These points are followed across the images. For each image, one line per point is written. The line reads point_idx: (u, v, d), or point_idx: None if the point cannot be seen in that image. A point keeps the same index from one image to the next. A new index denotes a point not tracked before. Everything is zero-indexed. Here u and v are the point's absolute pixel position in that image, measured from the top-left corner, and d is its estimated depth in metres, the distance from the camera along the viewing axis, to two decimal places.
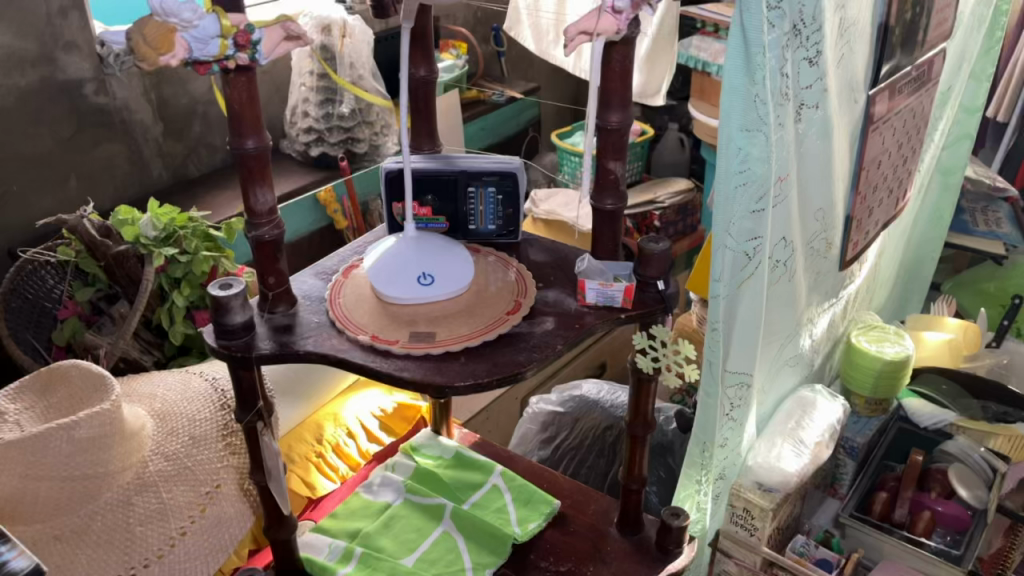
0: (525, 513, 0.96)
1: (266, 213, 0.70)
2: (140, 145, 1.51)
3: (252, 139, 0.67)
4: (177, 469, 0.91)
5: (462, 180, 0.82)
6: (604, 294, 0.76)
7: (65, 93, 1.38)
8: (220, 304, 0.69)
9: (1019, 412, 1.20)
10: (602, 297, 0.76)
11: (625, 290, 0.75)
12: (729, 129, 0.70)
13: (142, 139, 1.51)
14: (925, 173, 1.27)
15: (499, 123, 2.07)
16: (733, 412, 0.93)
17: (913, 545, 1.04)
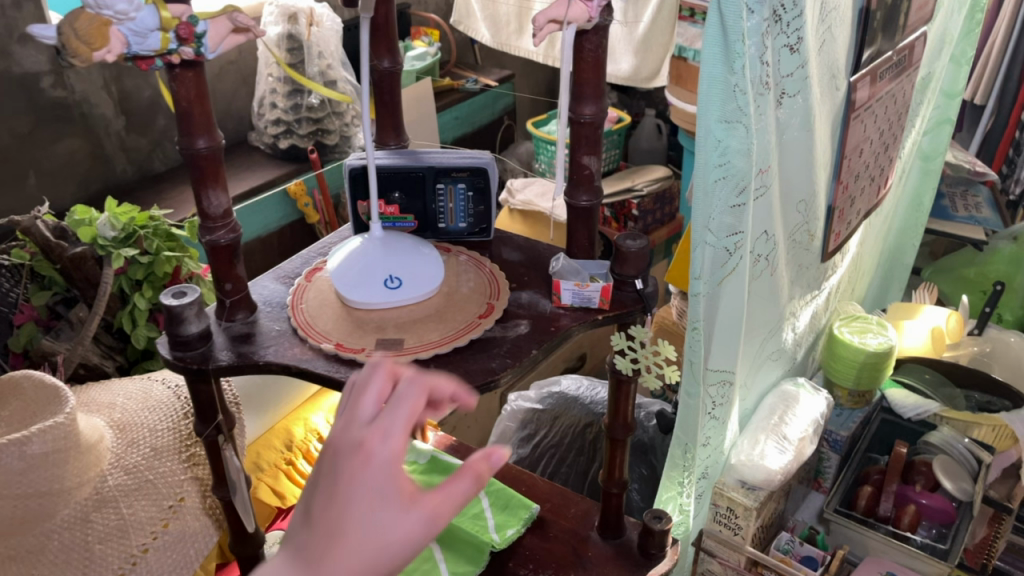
0: (504, 519, 0.93)
1: (220, 216, 0.66)
2: (102, 139, 1.46)
3: (203, 138, 0.63)
4: (138, 482, 0.87)
5: (431, 176, 0.78)
6: (580, 295, 0.73)
7: (21, 87, 1.32)
8: (174, 314, 0.65)
9: (1002, 402, 1.17)
10: (579, 298, 0.72)
11: (603, 289, 0.72)
12: (709, 121, 0.67)
13: (104, 133, 1.46)
14: (906, 159, 1.25)
15: (475, 112, 2.02)
16: (715, 410, 0.90)
17: (899, 540, 1.03)
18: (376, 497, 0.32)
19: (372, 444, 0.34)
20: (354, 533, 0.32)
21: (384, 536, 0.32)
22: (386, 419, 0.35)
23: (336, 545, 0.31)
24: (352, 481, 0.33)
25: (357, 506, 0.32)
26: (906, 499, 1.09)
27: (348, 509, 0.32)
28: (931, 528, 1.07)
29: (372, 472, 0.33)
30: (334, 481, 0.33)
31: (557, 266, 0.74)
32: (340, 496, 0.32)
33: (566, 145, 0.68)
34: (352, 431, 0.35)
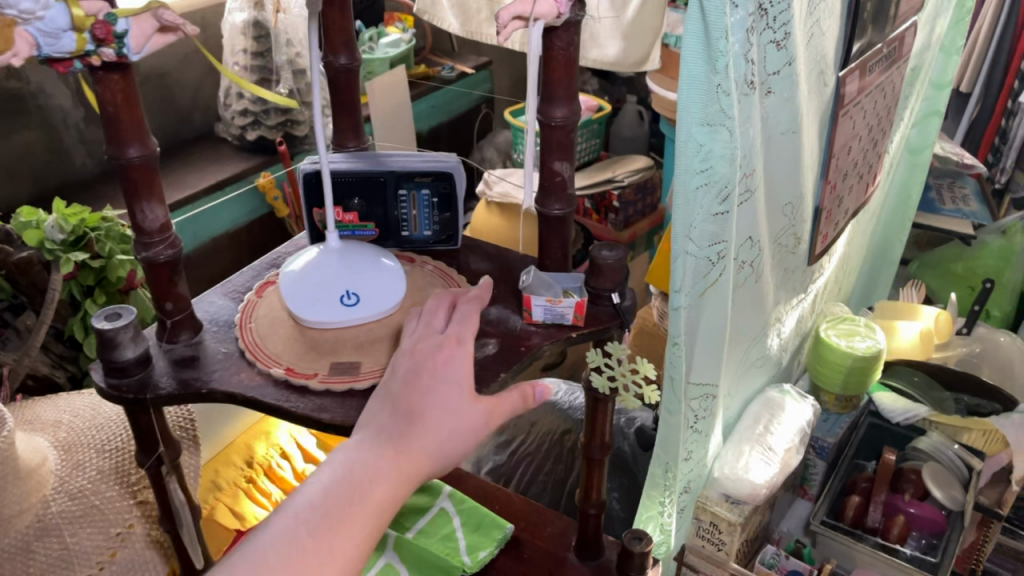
0: (476, 540, 0.87)
1: (156, 230, 0.60)
2: (60, 132, 1.38)
3: (135, 146, 0.57)
4: (83, 508, 0.82)
5: (392, 181, 0.72)
6: (552, 311, 0.67)
7: None
8: (106, 339, 0.60)
9: (992, 405, 1.14)
10: (551, 314, 0.67)
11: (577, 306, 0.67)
12: (690, 125, 0.62)
13: (62, 126, 1.38)
14: (895, 153, 1.20)
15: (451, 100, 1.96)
16: (697, 424, 0.85)
17: (887, 553, 0.99)
18: (456, 397, 0.48)
19: (451, 358, 0.50)
20: (439, 413, 0.47)
21: (461, 418, 0.47)
22: (455, 341, 0.51)
23: (428, 421, 0.46)
24: (440, 382, 0.48)
25: (444, 398, 0.48)
26: (895, 508, 1.06)
27: (440, 399, 0.48)
28: (920, 537, 1.03)
29: (452, 374, 0.49)
30: (424, 379, 0.49)
31: (527, 282, 0.69)
32: (428, 390, 0.48)
33: (535, 151, 0.63)
34: (428, 347, 0.51)
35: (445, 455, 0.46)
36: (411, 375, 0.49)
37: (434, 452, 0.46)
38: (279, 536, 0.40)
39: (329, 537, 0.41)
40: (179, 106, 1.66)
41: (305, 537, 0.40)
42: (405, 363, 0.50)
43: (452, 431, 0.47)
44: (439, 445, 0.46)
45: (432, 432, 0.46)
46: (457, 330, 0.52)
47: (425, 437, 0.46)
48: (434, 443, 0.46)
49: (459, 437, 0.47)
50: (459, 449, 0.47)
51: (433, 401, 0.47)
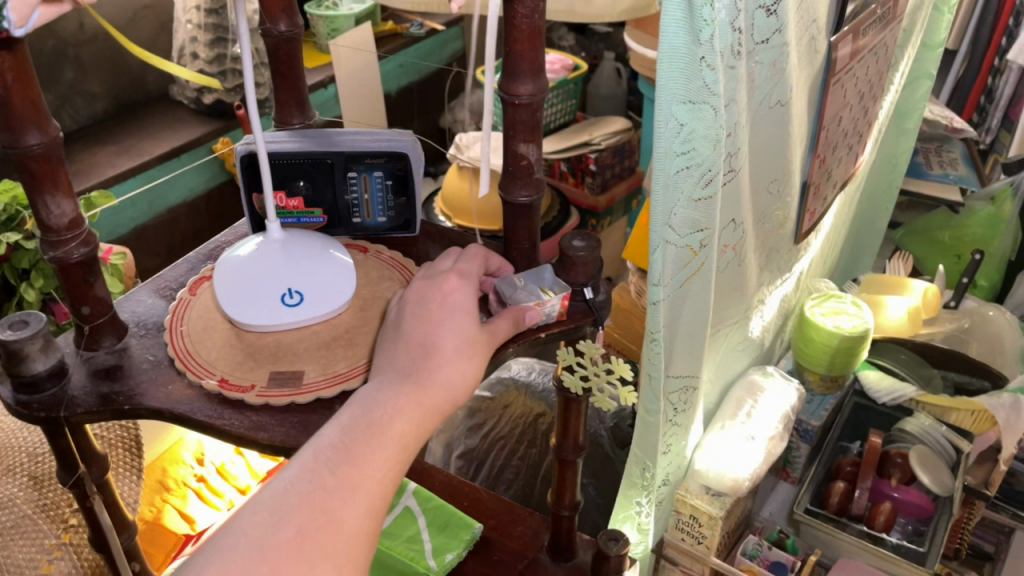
0: (442, 541, 0.82)
1: (65, 227, 0.53)
2: None
3: (34, 134, 0.49)
4: (14, 520, 0.76)
5: (340, 164, 0.65)
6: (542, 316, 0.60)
7: None
8: (12, 352, 0.53)
9: (981, 382, 1.10)
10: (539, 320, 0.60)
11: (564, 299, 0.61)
12: (671, 103, 0.55)
13: None
14: (884, 120, 1.14)
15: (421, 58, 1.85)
16: (676, 417, 0.80)
17: (873, 542, 0.95)
18: (466, 334, 0.50)
19: (456, 295, 0.52)
20: (455, 347, 0.49)
21: (471, 354, 0.49)
22: (462, 281, 0.54)
23: (442, 357, 0.48)
24: (447, 319, 0.50)
25: (455, 336, 0.49)
26: (881, 494, 1.01)
27: (452, 337, 0.49)
28: (907, 524, 1.00)
29: (458, 307, 0.51)
30: (436, 319, 0.50)
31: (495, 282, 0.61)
32: (438, 329, 0.50)
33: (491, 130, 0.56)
34: (432, 287, 0.53)
35: (464, 391, 0.48)
36: (419, 312, 0.51)
37: (452, 386, 0.47)
38: (308, 468, 0.42)
39: (356, 467, 0.42)
40: (128, 70, 1.55)
41: (326, 472, 0.42)
42: (411, 305, 0.52)
43: (467, 365, 0.48)
44: (458, 381, 0.48)
45: (445, 366, 0.48)
46: (461, 267, 0.55)
47: (443, 369, 0.47)
48: (450, 378, 0.47)
49: (473, 367, 0.49)
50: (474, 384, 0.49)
51: (445, 334, 0.49)
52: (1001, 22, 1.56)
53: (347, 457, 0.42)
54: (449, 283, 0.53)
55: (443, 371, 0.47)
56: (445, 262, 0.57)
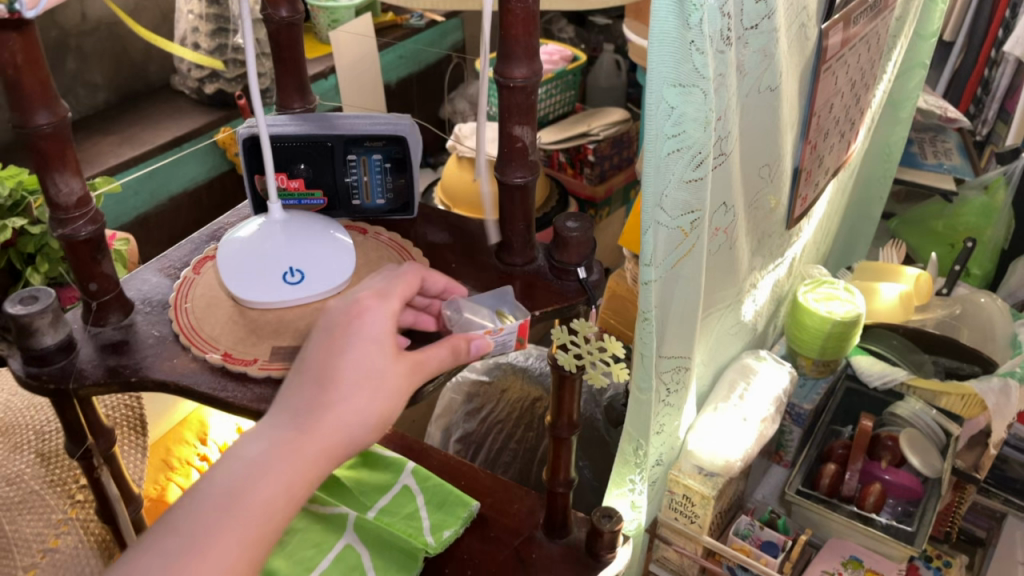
0: (440, 518, 0.84)
1: (74, 205, 0.55)
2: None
3: (43, 114, 0.51)
4: (21, 495, 0.78)
5: (340, 146, 0.67)
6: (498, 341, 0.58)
7: None
8: (23, 326, 0.54)
9: (971, 367, 1.12)
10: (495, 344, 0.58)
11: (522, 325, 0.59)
12: (661, 86, 0.57)
13: None
14: (877, 108, 1.15)
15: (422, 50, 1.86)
16: (669, 397, 0.82)
17: (862, 522, 0.97)
18: (370, 370, 0.47)
19: (369, 321, 0.49)
20: (353, 382, 0.46)
21: (375, 390, 0.47)
22: (380, 302, 0.50)
23: (335, 400, 0.46)
24: (351, 353, 0.47)
25: (355, 372, 0.47)
26: (871, 476, 1.03)
27: (351, 375, 0.47)
28: (896, 505, 1.01)
29: (368, 333, 0.48)
30: (338, 350, 0.47)
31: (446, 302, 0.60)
32: (338, 365, 0.47)
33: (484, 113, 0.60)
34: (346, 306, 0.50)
35: (358, 433, 0.46)
36: (324, 338, 0.48)
37: (343, 432, 0.46)
38: (157, 548, 0.42)
39: (205, 547, 0.42)
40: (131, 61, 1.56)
41: (175, 554, 0.42)
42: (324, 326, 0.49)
43: (364, 406, 0.46)
44: (349, 426, 0.46)
45: (336, 409, 0.46)
46: (384, 284, 0.52)
47: (330, 417, 0.45)
48: (336, 427, 0.45)
49: (376, 401, 0.47)
50: (375, 420, 0.47)
51: (345, 366, 0.47)
52: (998, 14, 1.56)
53: (212, 522, 0.43)
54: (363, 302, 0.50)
55: (333, 420, 0.46)
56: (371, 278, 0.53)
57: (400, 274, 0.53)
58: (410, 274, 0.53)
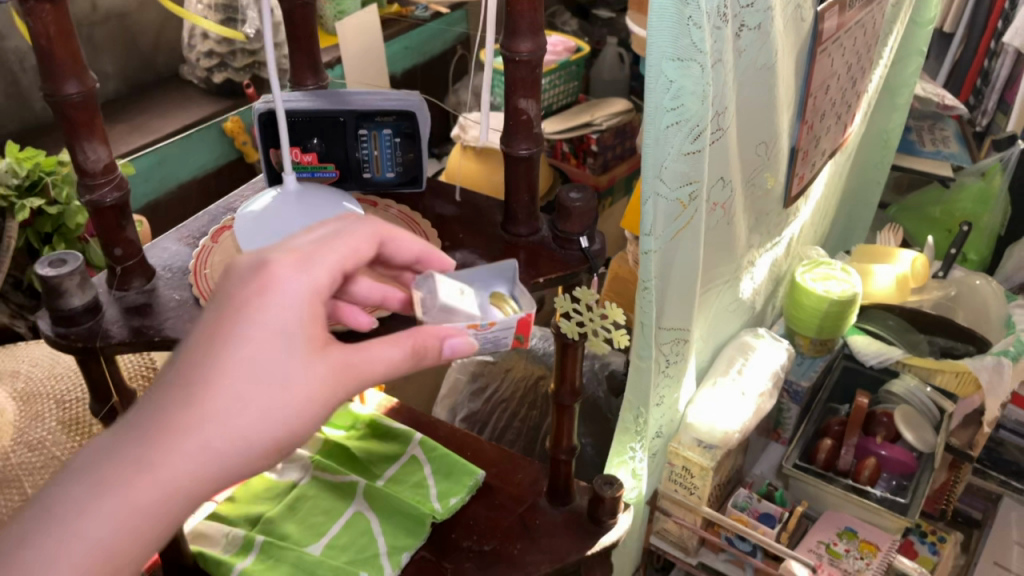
0: (447, 486, 0.87)
1: (100, 171, 0.57)
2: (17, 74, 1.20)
3: (73, 83, 0.54)
4: (43, 460, 0.82)
5: (351, 121, 0.69)
6: (492, 336, 0.54)
7: None
8: (52, 286, 0.57)
9: (966, 347, 1.14)
10: (488, 339, 0.53)
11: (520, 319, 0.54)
12: (660, 60, 0.60)
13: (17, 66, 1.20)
14: (873, 93, 1.18)
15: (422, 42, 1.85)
16: (669, 368, 0.84)
17: (858, 495, 1.00)
18: (273, 375, 0.39)
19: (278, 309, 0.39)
20: (245, 387, 0.38)
21: (278, 401, 0.39)
22: (295, 276, 0.41)
23: (218, 417, 0.38)
24: (249, 354, 0.39)
25: (251, 379, 0.38)
26: (866, 451, 1.06)
27: (243, 383, 0.38)
28: (891, 479, 1.04)
29: (276, 324, 0.39)
30: (228, 347, 0.38)
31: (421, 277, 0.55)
32: (226, 363, 0.38)
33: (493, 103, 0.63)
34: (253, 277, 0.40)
35: (247, 452, 0.39)
36: (221, 317, 0.39)
37: (228, 452, 0.38)
38: None
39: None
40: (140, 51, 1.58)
41: None
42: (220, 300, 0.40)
43: (260, 422, 0.39)
44: (235, 445, 0.38)
45: (215, 416, 0.37)
46: (315, 251, 0.43)
47: (201, 429, 0.37)
48: (211, 441, 0.37)
49: (274, 413, 0.39)
50: (273, 436, 0.39)
51: (235, 366, 0.38)
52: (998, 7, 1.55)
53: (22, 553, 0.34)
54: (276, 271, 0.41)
55: (210, 441, 0.37)
56: (303, 237, 0.44)
57: (344, 238, 0.45)
58: (356, 240, 0.45)
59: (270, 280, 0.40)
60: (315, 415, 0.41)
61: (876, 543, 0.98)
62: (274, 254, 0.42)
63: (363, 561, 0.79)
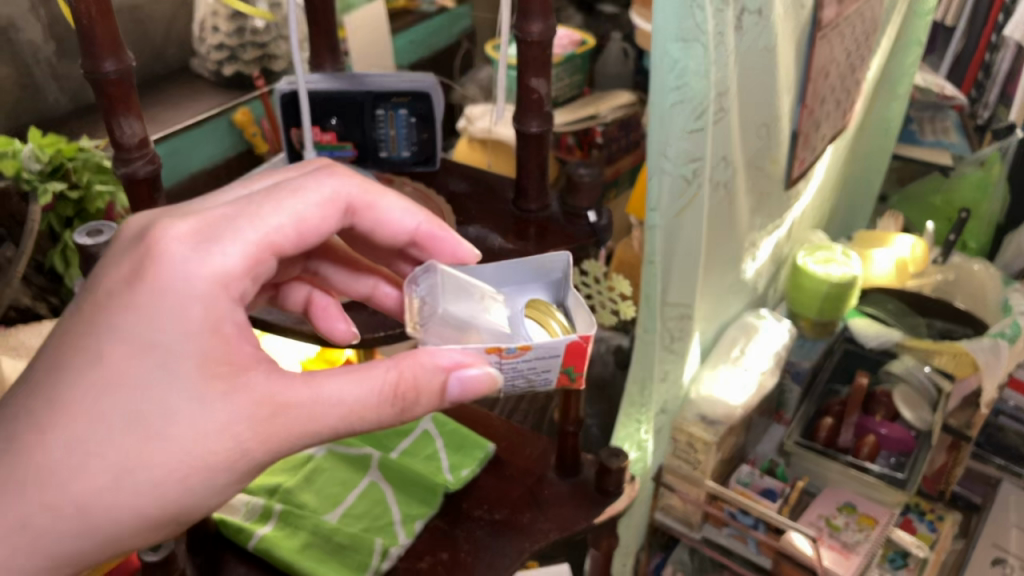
0: (458, 459, 0.89)
1: (135, 145, 0.61)
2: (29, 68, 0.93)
3: (110, 61, 0.57)
4: None
5: (369, 102, 0.74)
6: (511, 363, 0.50)
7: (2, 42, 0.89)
8: (89, 254, 0.60)
9: (964, 329, 1.17)
10: (505, 365, 0.50)
11: (573, 343, 0.50)
12: (665, 41, 0.62)
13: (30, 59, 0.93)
14: (872, 80, 1.21)
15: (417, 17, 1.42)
16: (674, 344, 0.87)
17: (858, 470, 1.05)
18: (149, 410, 0.42)
19: (168, 326, 0.43)
20: (136, 404, 0.42)
21: (164, 431, 0.42)
22: (195, 277, 0.44)
23: (76, 452, 0.41)
24: (123, 380, 0.42)
25: (120, 410, 0.42)
26: (866, 429, 1.10)
27: (111, 415, 0.42)
28: (890, 457, 1.08)
29: (172, 350, 0.43)
30: (103, 371, 0.42)
31: (423, 271, 0.53)
32: (119, 377, 0.42)
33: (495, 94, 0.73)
34: (137, 281, 0.44)
35: (133, 472, 0.42)
36: (129, 320, 0.43)
37: (92, 498, 0.42)
38: None
39: None
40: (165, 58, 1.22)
41: None
42: (108, 300, 0.44)
43: (119, 476, 0.42)
44: (95, 493, 0.42)
45: (101, 424, 0.42)
46: (234, 237, 0.46)
47: (89, 437, 0.41)
48: (95, 450, 0.42)
49: (162, 444, 0.42)
50: (157, 468, 0.42)
51: (125, 382, 0.42)
52: None
53: None
54: (172, 268, 0.44)
55: (81, 460, 0.41)
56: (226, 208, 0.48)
57: (275, 213, 0.48)
58: (284, 222, 0.48)
59: (160, 283, 0.44)
60: (204, 466, 0.43)
61: (874, 517, 1.03)
62: (184, 257, 0.45)
63: (378, 529, 0.81)
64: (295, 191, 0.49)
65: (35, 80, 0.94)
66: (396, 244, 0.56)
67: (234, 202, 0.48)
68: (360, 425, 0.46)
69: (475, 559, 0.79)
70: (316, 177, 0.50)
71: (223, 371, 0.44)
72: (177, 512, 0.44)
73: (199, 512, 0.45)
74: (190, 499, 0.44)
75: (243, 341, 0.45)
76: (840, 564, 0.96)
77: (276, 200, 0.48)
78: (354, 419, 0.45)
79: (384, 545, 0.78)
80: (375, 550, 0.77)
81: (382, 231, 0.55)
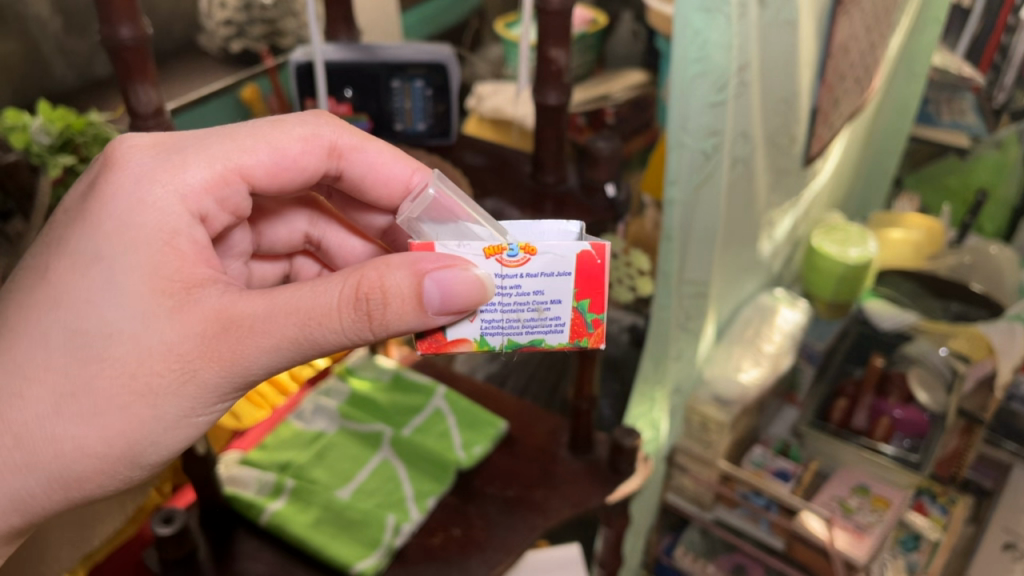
0: (470, 436, 0.87)
1: (151, 114, 0.61)
2: (37, 44, 0.90)
3: (127, 27, 0.58)
4: None
5: (383, 73, 0.74)
6: (519, 302, 0.44)
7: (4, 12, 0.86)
8: None
9: (980, 312, 1.15)
10: (513, 301, 0.44)
11: (585, 254, 0.43)
12: (689, 11, 0.61)
13: (37, 34, 0.90)
14: (891, 58, 1.19)
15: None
16: (690, 322, 0.86)
17: (872, 452, 1.06)
18: (92, 329, 0.41)
19: (115, 239, 0.42)
20: (78, 317, 0.41)
21: (110, 347, 0.41)
22: (147, 184, 0.43)
23: (16, 375, 0.41)
24: (67, 296, 0.42)
25: (63, 331, 0.41)
26: (881, 411, 1.11)
27: (54, 330, 0.41)
28: (904, 439, 1.08)
29: (117, 258, 0.42)
30: (51, 287, 0.42)
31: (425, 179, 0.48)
32: (68, 288, 0.42)
33: (527, 75, 0.75)
34: (89, 196, 0.44)
35: (76, 389, 0.41)
36: (80, 235, 0.43)
37: (32, 426, 0.41)
38: None
39: None
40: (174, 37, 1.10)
41: None
42: (64, 219, 0.44)
43: (59, 403, 0.41)
44: (37, 421, 0.41)
45: (48, 333, 0.41)
46: (194, 154, 0.45)
47: (36, 349, 0.41)
48: (42, 363, 0.41)
49: (105, 360, 0.41)
50: (104, 389, 0.41)
51: (72, 293, 0.42)
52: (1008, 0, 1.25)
53: None
54: (125, 175, 0.43)
55: (25, 375, 0.41)
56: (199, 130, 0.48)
57: (245, 139, 0.47)
58: (258, 146, 0.47)
59: (111, 193, 0.43)
60: (147, 389, 0.41)
61: (888, 498, 1.02)
62: (141, 166, 0.44)
63: (390, 505, 0.79)
64: (277, 124, 0.49)
65: (42, 54, 0.91)
66: (393, 197, 0.54)
67: (207, 128, 0.48)
68: (322, 336, 0.42)
69: (488, 536, 0.79)
70: (302, 114, 0.50)
71: (175, 289, 0.42)
72: (126, 447, 0.42)
73: (159, 448, 0.43)
74: (156, 429, 0.42)
75: (200, 259, 0.43)
76: (854, 546, 0.94)
77: (249, 129, 0.48)
78: (312, 326, 0.42)
79: (396, 521, 0.77)
80: (387, 526, 0.77)
81: (375, 177, 0.52)
